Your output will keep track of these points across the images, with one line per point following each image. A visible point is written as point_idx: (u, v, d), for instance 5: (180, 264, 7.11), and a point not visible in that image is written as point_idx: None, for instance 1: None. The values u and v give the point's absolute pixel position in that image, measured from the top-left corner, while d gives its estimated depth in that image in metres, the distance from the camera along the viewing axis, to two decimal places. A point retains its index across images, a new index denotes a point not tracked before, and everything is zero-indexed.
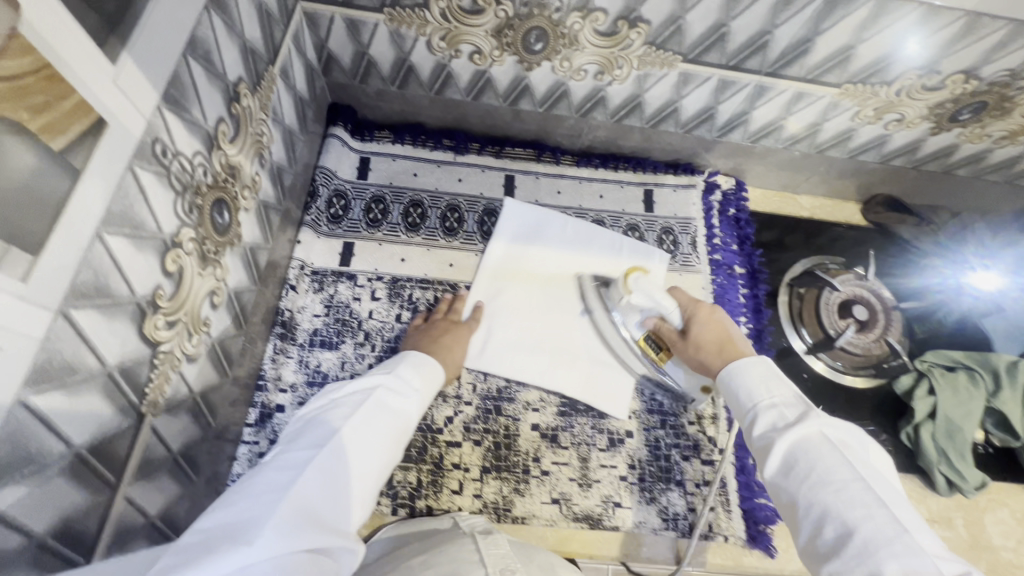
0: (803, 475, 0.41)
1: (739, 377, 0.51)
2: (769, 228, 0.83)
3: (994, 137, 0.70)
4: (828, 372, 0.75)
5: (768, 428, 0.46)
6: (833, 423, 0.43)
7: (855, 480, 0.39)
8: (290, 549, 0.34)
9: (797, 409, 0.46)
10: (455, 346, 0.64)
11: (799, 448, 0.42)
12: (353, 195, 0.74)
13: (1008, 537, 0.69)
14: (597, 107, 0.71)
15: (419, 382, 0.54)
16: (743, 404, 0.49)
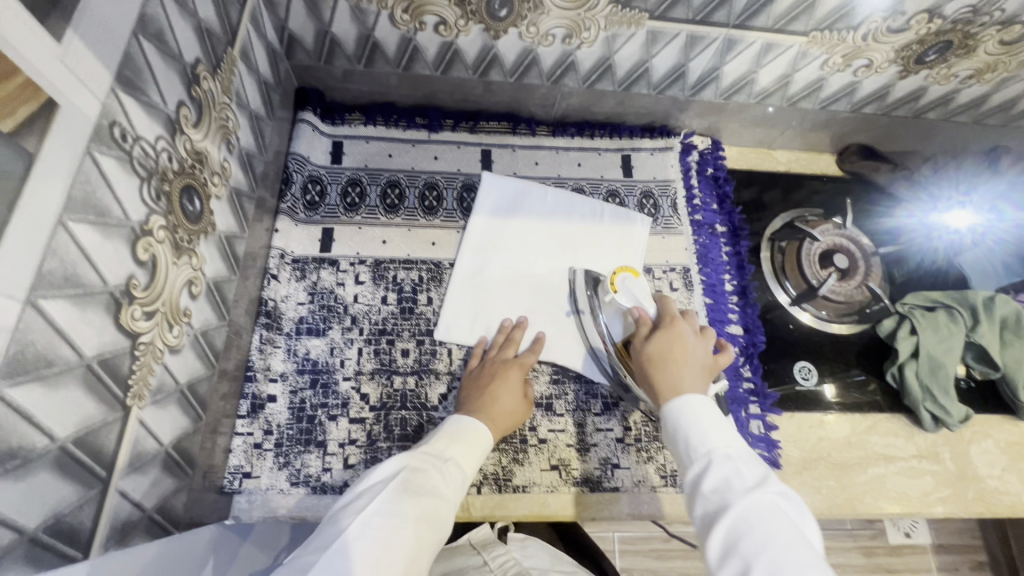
0: (756, 545, 0.40)
1: (684, 424, 0.51)
2: (747, 185, 0.84)
3: (961, 77, 0.71)
4: (817, 322, 0.76)
5: (718, 485, 0.45)
6: (785, 496, 0.44)
7: (810, 561, 0.39)
8: None
9: (749, 471, 0.46)
10: (506, 398, 0.60)
11: (754, 511, 0.42)
12: (328, 179, 0.74)
13: (993, 466, 0.71)
14: (568, 73, 0.71)
15: (453, 453, 0.53)
16: (690, 455, 0.49)
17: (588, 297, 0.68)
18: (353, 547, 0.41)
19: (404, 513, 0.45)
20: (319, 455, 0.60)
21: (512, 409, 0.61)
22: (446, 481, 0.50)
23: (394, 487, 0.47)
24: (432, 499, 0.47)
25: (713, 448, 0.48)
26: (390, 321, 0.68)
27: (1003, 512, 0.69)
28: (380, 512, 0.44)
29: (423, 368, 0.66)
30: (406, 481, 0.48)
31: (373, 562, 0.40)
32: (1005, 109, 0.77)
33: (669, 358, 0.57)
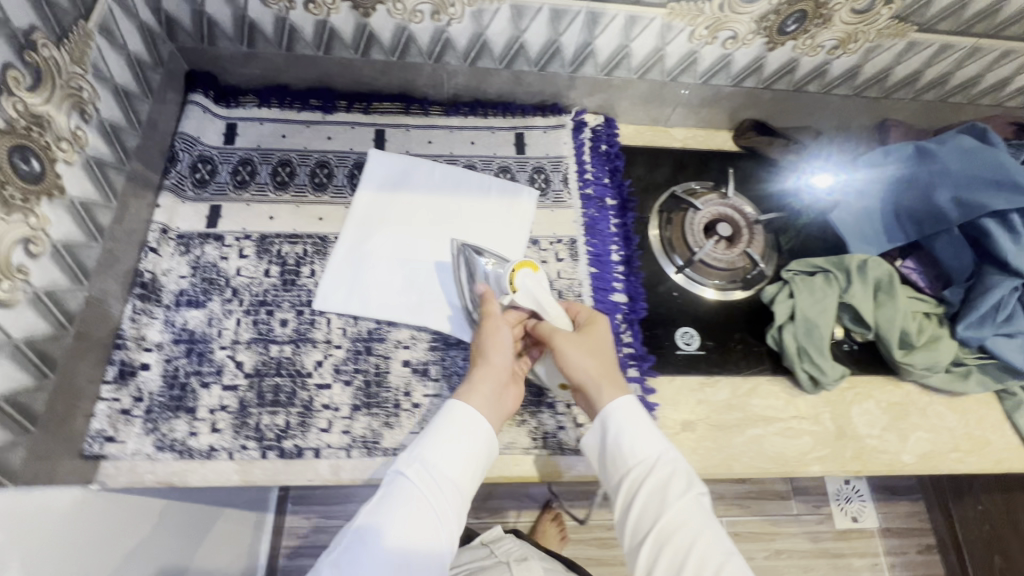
0: (689, 544, 0.54)
1: (624, 425, 0.60)
2: (640, 160, 0.86)
3: (827, 47, 0.74)
4: (721, 293, 0.77)
5: (657, 486, 0.57)
6: (700, 488, 0.58)
7: (725, 543, 0.55)
8: None
9: (681, 470, 0.58)
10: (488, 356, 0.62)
11: (688, 513, 0.56)
12: (219, 159, 0.75)
13: (873, 426, 0.73)
14: (447, 51, 0.73)
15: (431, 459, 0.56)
16: (628, 455, 0.59)
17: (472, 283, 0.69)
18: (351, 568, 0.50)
19: (416, 525, 0.53)
20: (188, 420, 0.62)
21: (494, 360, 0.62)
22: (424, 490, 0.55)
23: (404, 501, 0.54)
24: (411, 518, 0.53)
25: (651, 454, 0.59)
26: (271, 293, 0.69)
27: (880, 469, 0.71)
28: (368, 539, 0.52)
29: (301, 337, 0.67)
30: (413, 493, 0.54)
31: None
32: (881, 80, 0.80)
33: (583, 352, 0.62)
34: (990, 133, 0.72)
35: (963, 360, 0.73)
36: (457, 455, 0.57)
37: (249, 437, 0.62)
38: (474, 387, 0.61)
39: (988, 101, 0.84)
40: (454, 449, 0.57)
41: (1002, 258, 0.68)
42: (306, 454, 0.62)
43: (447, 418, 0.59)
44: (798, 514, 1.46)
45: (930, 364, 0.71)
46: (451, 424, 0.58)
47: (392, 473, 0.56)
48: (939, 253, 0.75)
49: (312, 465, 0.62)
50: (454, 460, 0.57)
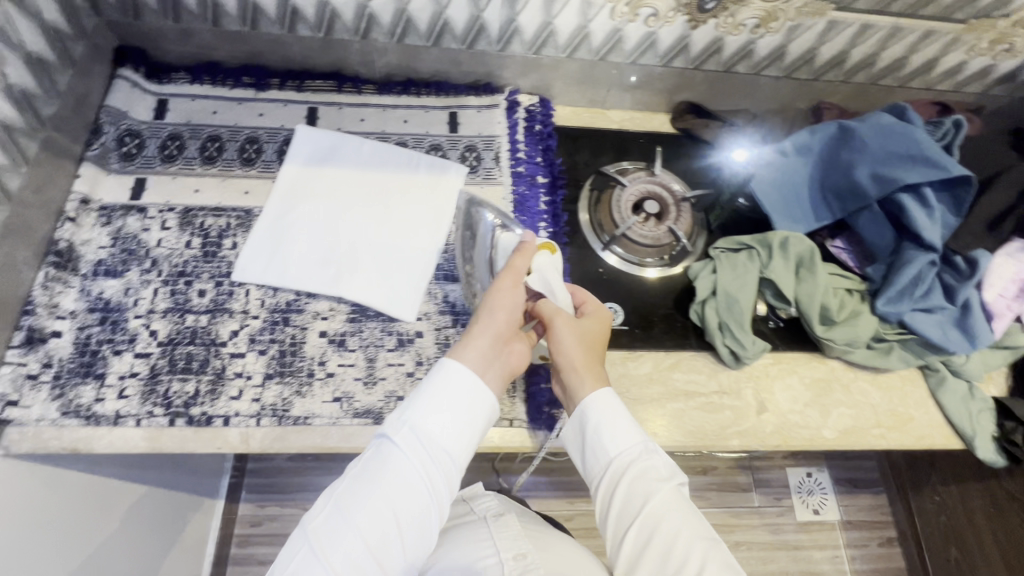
0: (670, 537, 0.54)
1: (604, 418, 0.60)
2: (574, 141, 0.86)
3: (749, 25, 0.75)
4: (663, 272, 0.78)
5: (637, 478, 0.57)
6: (681, 482, 0.58)
7: (706, 533, 0.55)
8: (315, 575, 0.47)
9: (663, 464, 0.58)
10: (500, 317, 0.59)
11: (668, 505, 0.56)
12: (148, 133, 0.76)
13: (795, 402, 0.73)
14: (373, 26, 0.75)
15: (427, 421, 0.54)
16: (609, 447, 0.59)
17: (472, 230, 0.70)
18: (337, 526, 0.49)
19: (403, 493, 0.51)
20: (96, 386, 0.61)
21: (505, 324, 0.60)
22: (418, 452, 0.53)
23: (391, 467, 0.52)
24: (401, 481, 0.51)
25: (632, 446, 0.59)
26: (191, 264, 0.69)
27: (801, 444, 0.71)
28: (355, 501, 0.50)
29: (218, 307, 0.67)
30: (401, 458, 0.52)
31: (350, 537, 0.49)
32: (808, 61, 0.81)
33: (579, 346, 0.62)
34: (909, 111, 0.72)
35: (884, 336, 0.73)
36: (449, 421, 0.54)
37: (156, 404, 0.61)
38: (476, 346, 0.58)
39: (918, 84, 0.85)
40: (444, 414, 0.54)
41: (917, 233, 0.69)
42: (214, 422, 0.62)
43: (438, 381, 0.56)
44: (759, 507, 1.44)
45: (850, 339, 0.72)
46: (442, 386, 0.55)
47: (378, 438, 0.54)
48: (863, 230, 0.75)
49: (220, 433, 0.62)
50: (446, 425, 0.54)
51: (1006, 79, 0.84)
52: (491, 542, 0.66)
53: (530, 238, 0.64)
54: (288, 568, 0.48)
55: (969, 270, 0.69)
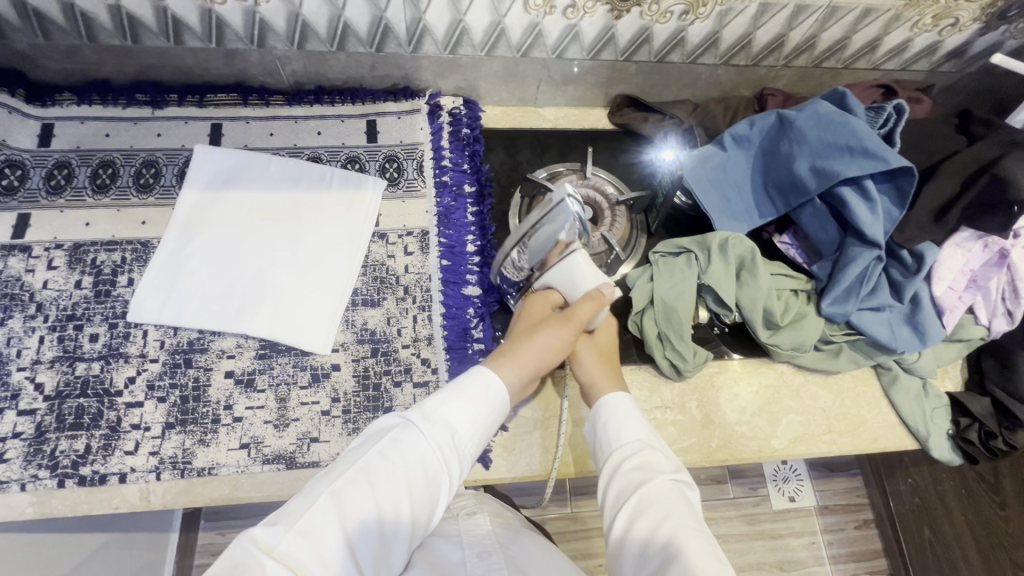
0: (656, 524, 0.47)
1: (613, 413, 0.56)
2: (504, 143, 0.81)
3: (677, 13, 0.69)
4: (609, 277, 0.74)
5: (638, 467, 0.52)
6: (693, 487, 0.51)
7: (701, 530, 0.46)
8: (305, 545, 0.38)
9: (667, 462, 0.53)
10: (543, 356, 0.58)
11: (665, 494, 0.49)
12: (32, 163, 0.69)
13: (742, 412, 0.69)
14: (268, 34, 0.68)
15: (457, 414, 0.49)
16: (614, 437, 0.55)
17: (540, 225, 0.58)
18: (343, 500, 0.41)
19: (423, 482, 0.45)
20: None
21: (545, 360, 0.58)
22: (443, 444, 0.47)
23: (413, 450, 0.46)
24: (420, 470, 0.45)
25: (641, 439, 0.54)
26: (81, 306, 0.64)
27: (749, 457, 0.67)
28: (367, 476, 0.43)
29: (112, 352, 0.62)
30: (426, 446, 0.46)
31: (352, 517, 0.41)
32: (744, 47, 0.76)
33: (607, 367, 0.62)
34: (849, 97, 0.67)
35: (832, 338, 0.70)
36: (482, 417, 0.50)
37: (42, 466, 0.57)
38: (514, 372, 0.56)
39: (863, 64, 0.81)
40: (474, 410, 0.50)
41: (859, 228, 0.65)
42: (108, 481, 0.57)
43: (479, 377, 0.52)
44: (735, 498, 1.35)
45: (797, 343, 0.68)
46: (477, 385, 0.51)
47: (403, 416, 0.48)
48: (806, 226, 0.71)
49: (117, 492, 0.57)
50: (477, 421, 0.50)
51: (954, 55, 0.79)
52: (459, 539, 0.58)
53: (609, 292, 0.60)
54: (293, 525, 0.39)
55: (915, 264, 0.65)
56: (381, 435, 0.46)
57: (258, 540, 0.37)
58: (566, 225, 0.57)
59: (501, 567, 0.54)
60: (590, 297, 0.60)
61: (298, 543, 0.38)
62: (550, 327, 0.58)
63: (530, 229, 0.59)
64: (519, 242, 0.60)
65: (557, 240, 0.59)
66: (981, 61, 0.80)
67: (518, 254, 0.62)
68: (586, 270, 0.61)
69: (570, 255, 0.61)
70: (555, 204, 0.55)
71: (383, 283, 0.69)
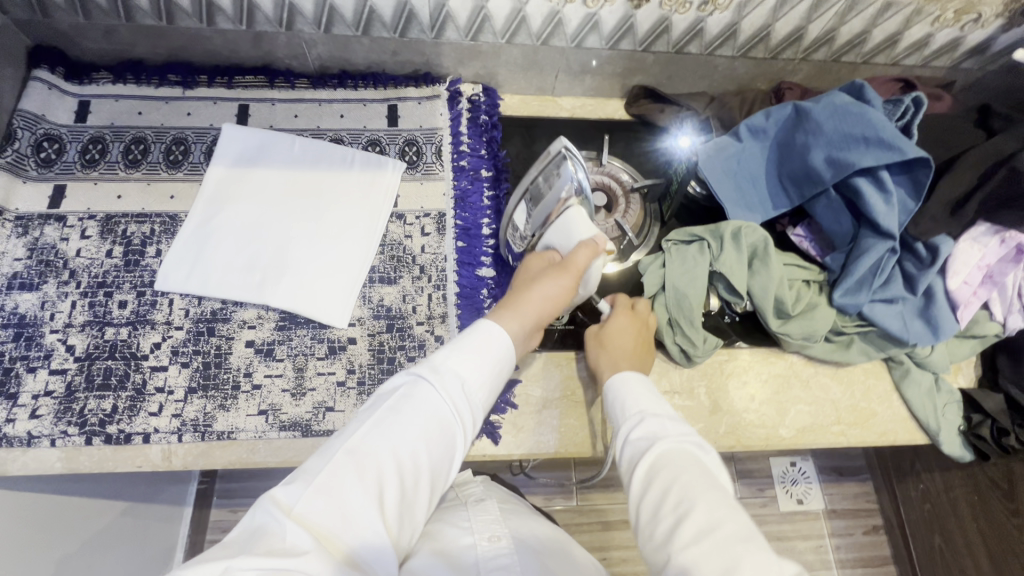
0: (666, 486, 0.46)
1: (620, 389, 0.57)
2: (522, 131, 0.82)
3: (696, 3, 0.70)
4: (621, 264, 0.75)
5: (645, 433, 0.51)
6: (705, 446, 0.49)
7: (716, 487, 0.45)
8: (325, 501, 0.40)
9: (672, 424, 0.51)
10: (541, 305, 0.58)
11: (674, 458, 0.48)
12: (68, 138, 0.72)
13: (751, 400, 0.70)
14: (296, 18, 0.70)
15: (465, 367, 0.49)
16: (621, 411, 0.55)
17: (539, 181, 0.62)
18: (359, 455, 0.43)
19: (437, 433, 0.46)
20: (8, 406, 0.59)
21: (543, 310, 0.59)
22: (453, 397, 0.48)
23: (424, 405, 0.47)
24: (432, 422, 0.46)
25: (645, 408, 0.54)
26: (111, 274, 0.66)
27: (756, 444, 0.68)
28: (380, 433, 0.44)
29: (139, 318, 0.64)
30: (437, 399, 0.47)
31: (369, 472, 0.42)
32: (763, 39, 0.76)
33: (633, 347, 0.64)
34: (867, 89, 0.68)
35: (844, 329, 0.70)
36: (490, 369, 0.51)
37: (71, 423, 0.59)
38: (518, 319, 0.57)
39: (883, 59, 0.80)
40: (481, 362, 0.50)
41: (874, 219, 0.65)
42: (133, 440, 0.59)
43: (483, 332, 0.52)
44: (741, 498, 1.34)
45: (808, 333, 0.68)
46: (484, 339, 0.52)
47: (412, 373, 0.49)
48: (819, 218, 0.71)
49: (141, 451, 0.59)
50: (485, 372, 0.50)
51: (976, 52, 0.79)
52: (468, 525, 0.57)
53: (603, 241, 0.62)
54: (310, 483, 0.40)
55: (930, 257, 0.65)
56: (392, 394, 0.47)
57: (277, 501, 0.39)
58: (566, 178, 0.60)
59: (510, 553, 0.53)
60: (587, 245, 0.61)
61: (317, 500, 0.39)
62: (547, 277, 0.59)
63: (532, 188, 0.63)
64: (523, 200, 0.64)
65: (556, 199, 0.62)
66: (1004, 58, 0.79)
67: (522, 218, 0.66)
68: (582, 226, 0.62)
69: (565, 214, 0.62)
70: (553, 157, 0.60)
71: (399, 262, 0.71)
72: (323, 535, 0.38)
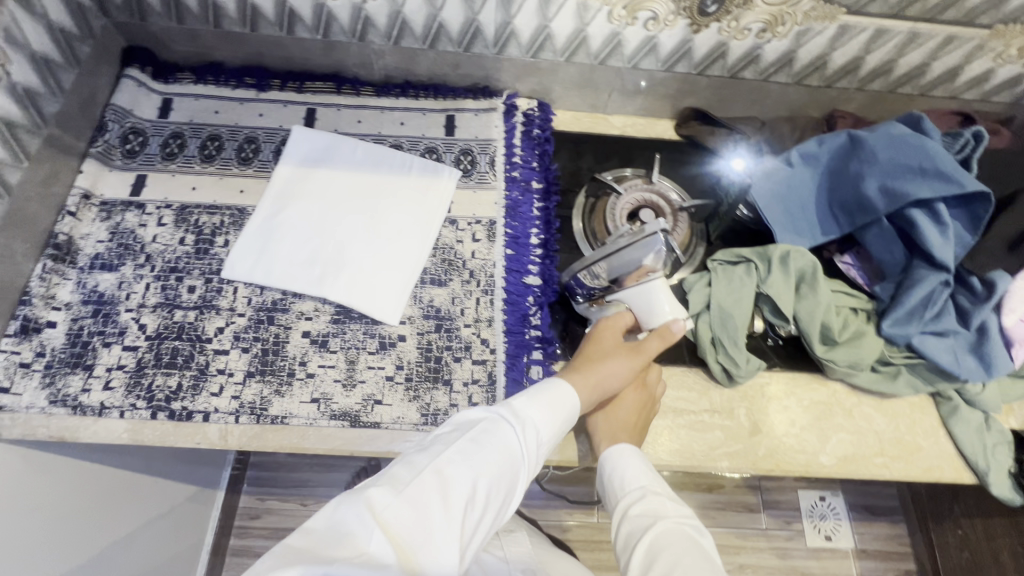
0: (667, 563, 0.48)
1: (621, 461, 0.59)
2: (572, 147, 0.84)
3: (755, 30, 0.72)
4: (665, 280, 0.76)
5: (648, 511, 0.54)
6: (704, 533, 0.53)
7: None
8: (409, 516, 0.41)
9: (673, 504, 0.55)
10: (608, 381, 0.62)
11: (678, 539, 0.51)
12: (151, 132, 0.77)
13: (792, 425, 0.69)
14: (369, 29, 0.75)
15: (540, 414, 0.53)
16: (622, 485, 0.58)
17: (626, 251, 0.66)
18: (441, 477, 0.44)
19: (512, 471, 0.48)
20: (84, 377, 0.63)
21: (611, 386, 0.62)
22: (528, 439, 0.50)
23: (505, 440, 0.49)
24: (508, 459, 0.48)
25: (649, 485, 0.57)
26: (183, 260, 0.70)
27: (795, 470, 0.67)
28: (464, 459, 0.46)
29: (206, 304, 0.68)
30: (516, 437, 0.50)
31: (449, 495, 0.44)
32: (819, 68, 0.77)
33: (636, 417, 0.64)
34: (925, 121, 0.68)
35: (891, 360, 0.69)
36: (559, 420, 0.54)
37: (139, 397, 0.63)
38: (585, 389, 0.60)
39: (941, 92, 0.80)
40: (554, 413, 0.54)
41: (928, 250, 0.64)
42: (194, 417, 0.63)
43: (559, 388, 0.56)
44: (767, 529, 1.30)
45: (854, 360, 0.68)
46: (558, 395, 0.55)
47: (495, 410, 0.51)
48: (870, 246, 0.70)
49: (200, 429, 0.62)
50: (555, 422, 0.54)
51: None
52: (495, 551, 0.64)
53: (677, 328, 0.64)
54: (396, 494, 0.42)
55: (986, 292, 0.65)
56: (476, 423, 0.50)
57: (367, 505, 0.41)
58: (651, 253, 0.65)
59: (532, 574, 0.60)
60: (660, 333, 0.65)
61: (402, 513, 0.41)
62: (621, 359, 0.63)
63: (615, 253, 0.67)
64: (605, 256, 0.67)
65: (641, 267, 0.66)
66: None
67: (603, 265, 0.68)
68: (665, 299, 0.65)
69: (648, 281, 0.66)
70: (646, 235, 0.64)
71: (450, 265, 0.73)
72: (403, 549, 0.40)
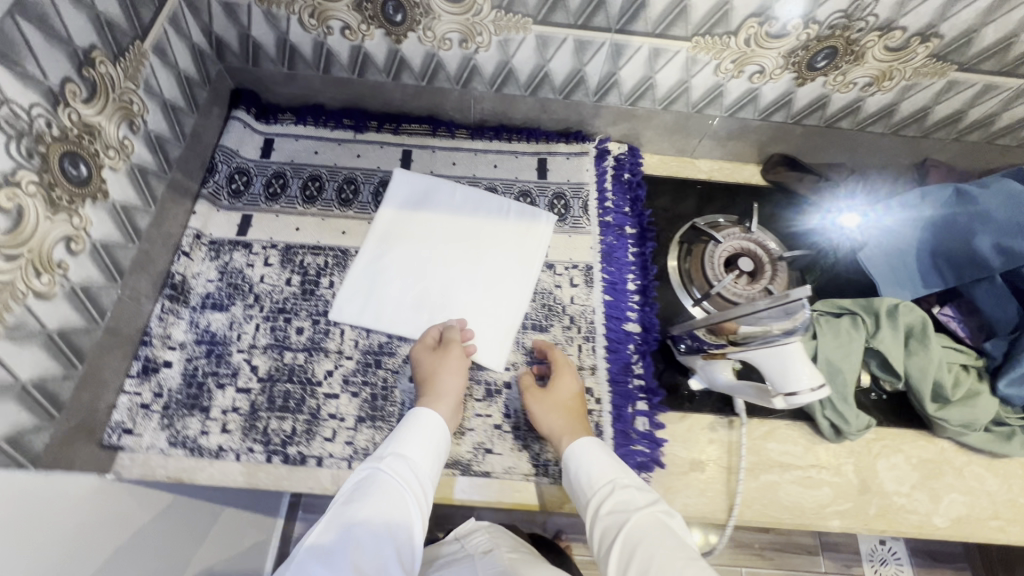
0: (641, 560, 0.50)
1: (583, 461, 0.59)
2: (662, 190, 0.85)
3: (860, 84, 0.72)
4: None
5: (614, 506, 0.56)
6: (672, 512, 0.55)
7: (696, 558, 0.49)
8: None
9: (640, 495, 0.57)
10: (450, 387, 0.63)
11: (645, 530, 0.52)
12: (255, 171, 0.79)
13: (901, 483, 0.68)
14: (474, 76, 0.76)
15: (403, 449, 0.58)
16: (585, 483, 0.58)
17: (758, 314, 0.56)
18: (320, 549, 0.49)
19: (392, 509, 0.53)
20: (201, 419, 0.64)
21: (457, 390, 0.63)
22: (394, 476, 0.55)
23: (377, 488, 0.54)
24: (382, 501, 0.54)
25: (609, 478, 0.58)
26: (290, 301, 0.72)
27: (908, 531, 0.65)
28: (343, 522, 0.52)
29: (315, 346, 0.69)
30: (386, 482, 0.55)
31: (330, 557, 0.49)
32: (919, 119, 0.77)
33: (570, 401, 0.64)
34: None
35: (1005, 419, 0.68)
36: (429, 446, 0.59)
37: (256, 440, 0.63)
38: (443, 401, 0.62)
39: None
40: (420, 444, 0.58)
41: None
42: (308, 462, 0.63)
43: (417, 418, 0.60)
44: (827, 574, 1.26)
45: (968, 421, 0.67)
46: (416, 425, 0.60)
47: (364, 468, 0.57)
48: (980, 303, 0.70)
49: (313, 474, 0.62)
50: (425, 450, 0.58)
51: None
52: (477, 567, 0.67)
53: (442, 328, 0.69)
54: None
55: None
56: (349, 488, 0.55)
57: None
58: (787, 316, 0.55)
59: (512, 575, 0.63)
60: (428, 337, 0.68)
61: None
62: (448, 368, 0.64)
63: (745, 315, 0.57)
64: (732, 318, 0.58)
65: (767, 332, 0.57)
66: None
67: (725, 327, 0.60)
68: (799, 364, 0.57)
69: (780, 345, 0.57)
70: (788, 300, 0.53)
71: (550, 310, 0.73)
72: None
